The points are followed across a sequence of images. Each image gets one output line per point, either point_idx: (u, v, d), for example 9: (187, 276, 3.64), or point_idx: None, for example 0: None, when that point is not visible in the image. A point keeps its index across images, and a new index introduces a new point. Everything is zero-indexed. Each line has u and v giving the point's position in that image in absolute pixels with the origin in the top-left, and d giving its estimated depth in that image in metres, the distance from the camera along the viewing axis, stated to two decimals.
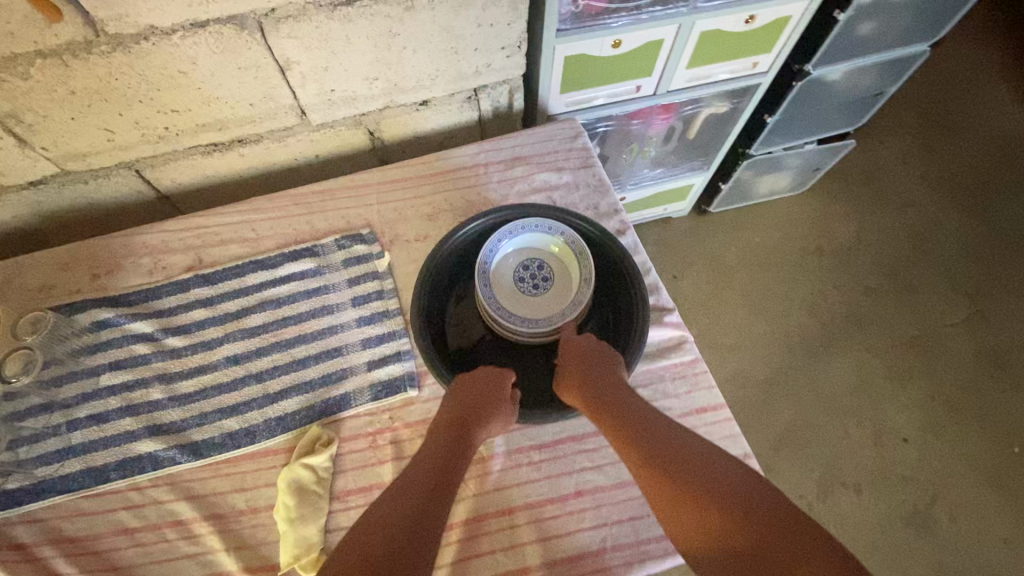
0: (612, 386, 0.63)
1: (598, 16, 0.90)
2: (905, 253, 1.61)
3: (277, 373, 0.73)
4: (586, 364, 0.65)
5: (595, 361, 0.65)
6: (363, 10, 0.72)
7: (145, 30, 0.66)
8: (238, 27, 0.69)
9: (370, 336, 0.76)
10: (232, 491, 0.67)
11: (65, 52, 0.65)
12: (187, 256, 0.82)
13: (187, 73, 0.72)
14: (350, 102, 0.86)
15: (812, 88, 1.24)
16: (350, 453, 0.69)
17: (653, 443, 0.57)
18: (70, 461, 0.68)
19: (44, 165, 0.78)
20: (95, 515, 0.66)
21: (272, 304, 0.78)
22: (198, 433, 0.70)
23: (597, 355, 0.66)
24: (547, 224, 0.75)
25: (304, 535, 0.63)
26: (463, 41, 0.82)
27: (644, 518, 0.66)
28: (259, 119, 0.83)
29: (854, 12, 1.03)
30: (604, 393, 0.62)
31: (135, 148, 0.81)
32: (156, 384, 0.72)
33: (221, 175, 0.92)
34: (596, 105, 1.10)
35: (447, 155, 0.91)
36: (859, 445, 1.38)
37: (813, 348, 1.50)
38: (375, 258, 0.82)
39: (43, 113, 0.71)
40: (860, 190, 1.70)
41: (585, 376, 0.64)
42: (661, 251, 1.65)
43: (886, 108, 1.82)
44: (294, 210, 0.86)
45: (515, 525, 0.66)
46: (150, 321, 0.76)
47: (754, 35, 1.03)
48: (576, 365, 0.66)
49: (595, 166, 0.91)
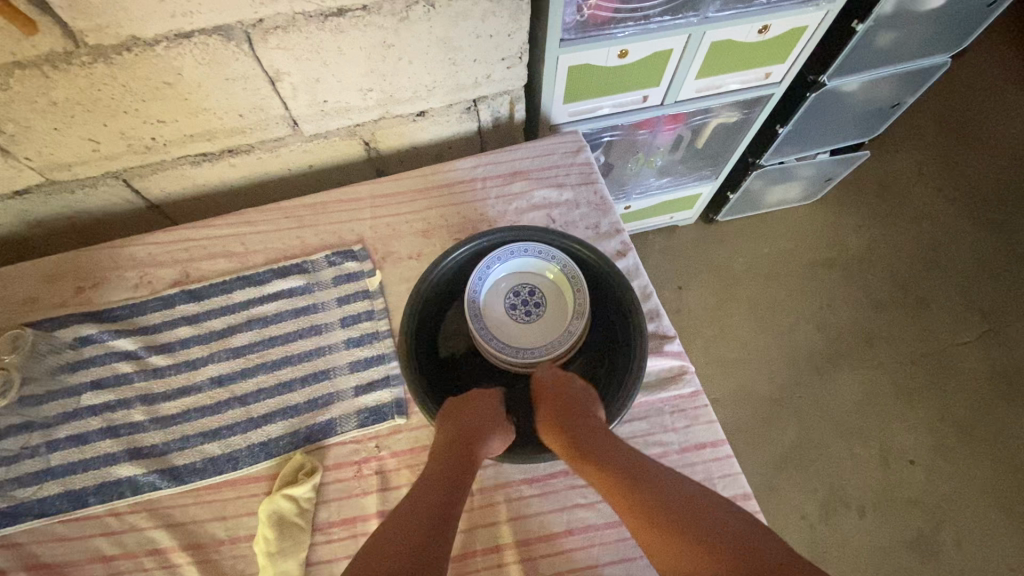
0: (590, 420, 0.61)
1: (603, 25, 0.86)
2: (918, 268, 1.57)
3: (261, 396, 0.71)
4: (564, 397, 0.63)
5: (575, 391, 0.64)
6: (355, 21, 0.69)
7: (127, 41, 0.63)
8: (224, 39, 0.66)
9: (358, 359, 0.73)
10: (212, 519, 0.65)
11: (44, 63, 0.62)
12: (174, 270, 0.80)
13: (172, 84, 0.70)
14: (343, 113, 0.83)
15: (827, 99, 1.19)
16: (334, 483, 0.67)
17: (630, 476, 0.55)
18: (48, 483, 0.66)
19: (28, 174, 0.76)
20: (72, 541, 0.64)
21: (259, 323, 0.76)
22: (180, 457, 0.68)
23: (576, 390, 0.64)
24: (540, 249, 0.73)
25: (284, 569, 0.61)
26: (461, 52, 0.79)
27: (637, 561, 0.63)
28: (249, 130, 0.81)
29: (873, 22, 0.99)
30: (582, 428, 0.60)
31: (121, 158, 0.79)
32: (138, 405, 0.70)
33: (212, 185, 0.90)
34: (601, 115, 1.06)
35: (444, 168, 0.88)
36: (864, 465, 1.35)
37: (820, 364, 1.46)
38: (366, 276, 0.79)
39: (26, 124, 0.69)
40: (873, 201, 1.66)
41: (561, 411, 0.62)
42: (666, 260, 1.61)
43: (903, 117, 1.77)
44: (285, 224, 0.84)
45: (503, 564, 0.63)
46: (134, 338, 0.74)
47: (767, 45, 0.98)
48: (552, 399, 0.63)
49: (597, 182, 0.88)
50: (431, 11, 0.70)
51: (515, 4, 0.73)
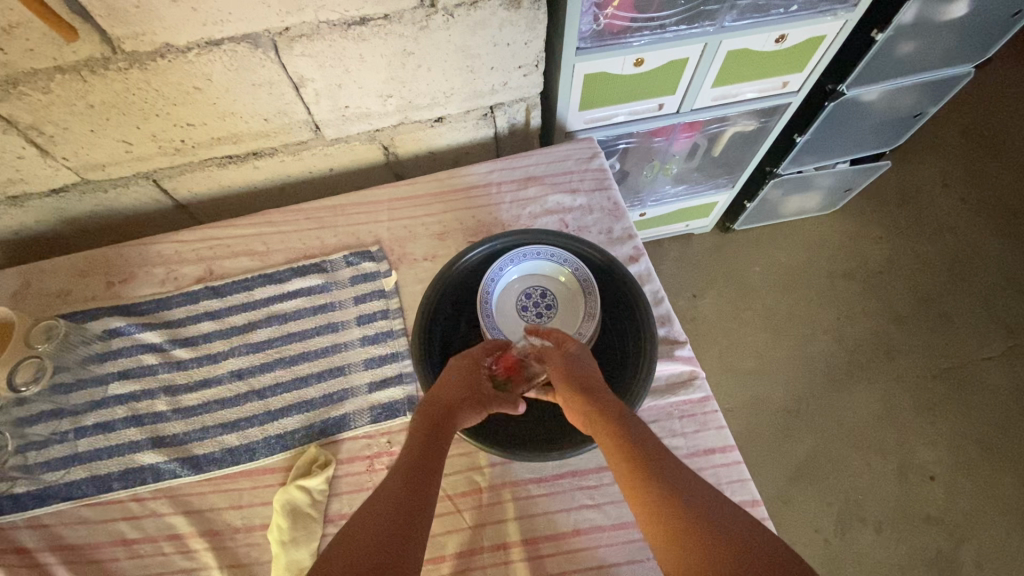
0: (606, 396, 0.60)
1: (620, 34, 0.87)
2: (941, 280, 1.54)
3: (279, 391, 0.73)
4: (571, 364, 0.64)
5: (582, 364, 0.64)
6: (377, 30, 0.71)
7: (161, 48, 0.66)
8: (252, 46, 0.69)
9: (372, 356, 0.75)
10: (229, 508, 0.67)
11: (83, 68, 0.66)
12: (199, 267, 0.83)
13: (202, 89, 0.73)
14: (364, 118, 0.85)
15: (846, 108, 1.18)
16: (346, 476, 0.68)
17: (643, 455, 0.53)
18: (75, 468, 0.69)
19: (66, 173, 0.80)
20: (95, 525, 0.67)
21: (277, 320, 0.78)
22: (199, 447, 0.70)
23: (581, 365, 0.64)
24: (552, 252, 0.75)
25: (296, 559, 0.63)
26: (478, 59, 0.80)
27: (644, 562, 0.63)
28: (274, 133, 0.84)
29: (893, 31, 0.98)
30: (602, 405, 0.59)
31: (153, 160, 0.82)
32: (162, 396, 0.73)
33: (236, 186, 0.93)
34: (616, 123, 1.07)
35: (459, 172, 0.90)
36: (881, 480, 1.32)
37: (837, 375, 1.44)
38: (382, 277, 0.81)
39: (63, 125, 0.73)
40: (895, 212, 1.63)
41: (575, 378, 0.62)
42: (681, 268, 1.61)
43: (927, 128, 1.74)
44: (305, 225, 0.86)
45: (510, 561, 0.64)
46: (159, 331, 0.77)
47: (784, 54, 0.98)
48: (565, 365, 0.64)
49: (611, 187, 0.89)
50: (450, 20, 0.72)
51: (530, 12, 0.75)
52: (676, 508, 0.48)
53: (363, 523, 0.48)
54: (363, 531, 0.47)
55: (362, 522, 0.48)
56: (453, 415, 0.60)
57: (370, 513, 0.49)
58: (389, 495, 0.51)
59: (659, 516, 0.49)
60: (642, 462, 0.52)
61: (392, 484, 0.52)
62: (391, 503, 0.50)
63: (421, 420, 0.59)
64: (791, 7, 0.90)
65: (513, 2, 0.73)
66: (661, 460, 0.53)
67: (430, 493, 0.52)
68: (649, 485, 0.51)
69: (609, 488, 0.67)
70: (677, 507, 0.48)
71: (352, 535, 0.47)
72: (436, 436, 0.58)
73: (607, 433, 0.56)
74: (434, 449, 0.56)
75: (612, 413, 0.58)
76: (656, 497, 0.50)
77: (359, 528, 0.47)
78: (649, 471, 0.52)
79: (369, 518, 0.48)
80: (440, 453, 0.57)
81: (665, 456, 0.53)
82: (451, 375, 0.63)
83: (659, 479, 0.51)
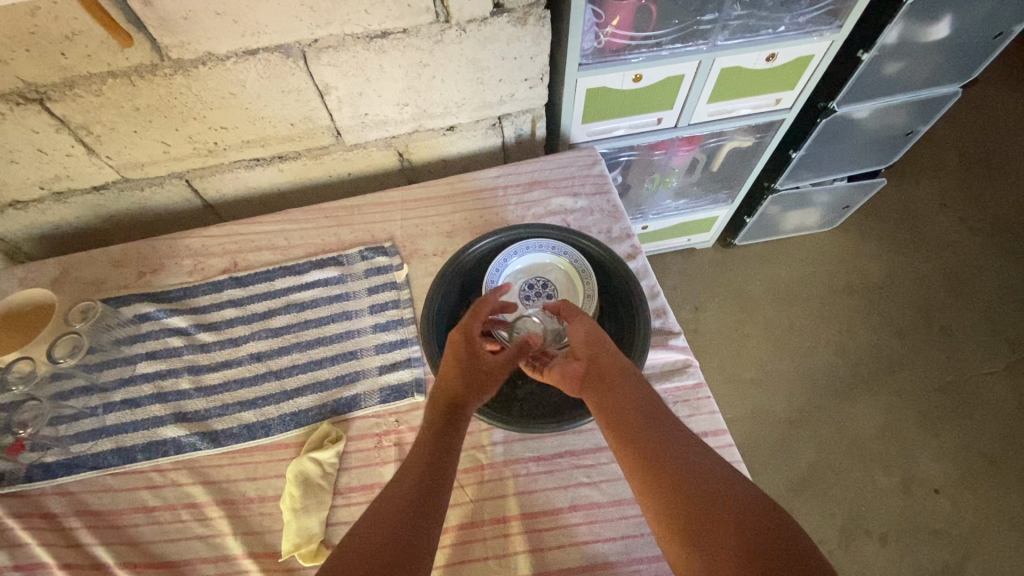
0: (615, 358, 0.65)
1: (619, 51, 0.94)
2: (941, 296, 1.56)
3: (295, 371, 0.78)
4: (594, 351, 0.66)
5: (602, 349, 0.67)
6: (396, 43, 0.78)
7: (203, 56, 0.74)
8: (283, 56, 0.76)
9: (383, 342, 0.80)
10: (244, 479, 0.71)
11: (133, 73, 0.74)
12: (224, 259, 0.89)
13: (236, 95, 0.80)
14: (381, 125, 0.92)
15: (839, 125, 1.24)
16: (356, 451, 0.72)
17: (654, 437, 0.57)
18: (102, 440, 0.74)
19: (108, 171, 0.88)
20: (119, 492, 0.71)
21: (296, 307, 0.83)
22: (218, 422, 0.75)
23: (603, 353, 0.66)
24: (551, 244, 0.81)
25: (306, 525, 0.66)
26: (487, 72, 0.88)
27: (639, 537, 0.66)
28: (298, 138, 0.91)
29: (878, 51, 1.04)
30: (620, 391, 0.62)
31: (187, 160, 0.89)
32: (185, 375, 0.78)
33: (260, 187, 1.00)
34: (616, 136, 1.13)
35: (468, 177, 0.96)
36: (887, 492, 1.32)
37: (840, 388, 1.45)
38: (394, 270, 0.86)
39: (110, 126, 0.80)
40: (894, 229, 1.67)
41: (597, 362, 0.66)
42: (684, 281, 1.65)
43: (923, 150, 1.79)
44: (324, 223, 0.92)
45: (509, 534, 0.67)
46: (184, 317, 0.83)
47: (775, 72, 1.04)
48: (588, 351, 0.67)
49: (609, 192, 0.94)
50: (462, 34, 0.80)
51: (536, 29, 0.82)
52: (673, 470, 0.54)
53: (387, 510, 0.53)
54: (374, 534, 0.50)
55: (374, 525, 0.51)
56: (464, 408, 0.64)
57: (383, 510, 0.53)
58: (400, 497, 0.54)
59: (653, 478, 0.54)
60: (651, 442, 0.57)
61: (404, 480, 0.56)
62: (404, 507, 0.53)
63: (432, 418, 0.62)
64: (780, 28, 0.97)
65: (520, 19, 0.80)
66: (669, 438, 0.57)
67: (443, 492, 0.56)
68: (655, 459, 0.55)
69: (606, 467, 0.70)
70: (679, 480, 0.53)
71: (362, 539, 0.50)
72: (449, 431, 0.61)
73: (620, 413, 0.60)
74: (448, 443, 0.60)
75: (626, 394, 0.62)
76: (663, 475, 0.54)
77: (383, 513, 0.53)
78: (660, 450, 0.56)
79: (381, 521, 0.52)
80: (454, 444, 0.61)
81: (678, 437, 0.57)
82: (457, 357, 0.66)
83: (658, 445, 0.56)
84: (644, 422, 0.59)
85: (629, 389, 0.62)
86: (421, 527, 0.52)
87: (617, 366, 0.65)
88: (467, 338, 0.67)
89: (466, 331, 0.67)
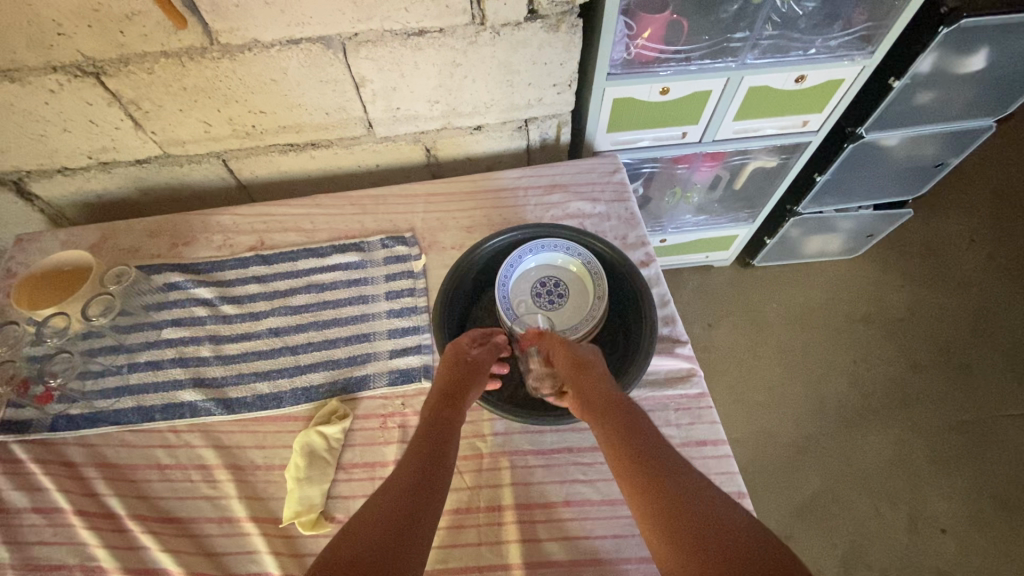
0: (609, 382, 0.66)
1: (648, 64, 0.96)
2: (963, 333, 1.53)
3: (309, 349, 0.81)
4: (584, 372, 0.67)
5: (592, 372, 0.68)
6: (432, 41, 0.82)
7: (250, 42, 0.78)
8: (324, 47, 0.80)
9: (396, 328, 0.82)
10: (253, 447, 0.74)
11: (184, 55, 0.78)
12: (252, 238, 0.93)
13: (277, 81, 0.84)
14: (411, 120, 0.96)
15: (866, 151, 1.24)
16: (360, 430, 0.74)
17: (648, 454, 0.57)
18: (124, 398, 0.78)
19: (151, 146, 0.92)
20: (136, 448, 0.74)
21: (315, 288, 0.87)
22: (234, 390, 0.78)
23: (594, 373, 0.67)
24: (566, 245, 0.83)
25: (308, 495, 0.69)
26: (518, 75, 0.90)
27: (629, 538, 0.66)
28: (332, 127, 0.94)
29: (910, 80, 1.04)
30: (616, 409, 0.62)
31: (225, 141, 0.94)
32: (207, 343, 0.82)
33: (292, 172, 1.04)
34: (640, 147, 1.14)
35: (492, 176, 0.98)
36: (891, 527, 1.29)
37: (850, 418, 1.43)
38: (413, 259, 0.89)
39: (158, 104, 0.85)
40: (919, 262, 1.65)
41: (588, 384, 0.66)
42: (700, 297, 1.65)
43: (954, 184, 1.76)
44: (349, 210, 0.96)
45: (502, 522, 0.68)
46: (211, 289, 0.87)
47: (803, 94, 1.05)
48: (581, 373, 0.67)
49: (628, 200, 0.96)
50: (496, 37, 0.83)
51: (567, 36, 0.84)
52: (661, 490, 0.53)
53: (385, 499, 0.54)
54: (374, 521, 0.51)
55: (368, 520, 0.51)
56: (456, 409, 0.66)
57: (383, 498, 0.54)
58: (394, 491, 0.54)
59: (645, 494, 0.54)
60: (645, 459, 0.56)
61: (404, 473, 0.57)
62: (398, 499, 0.53)
63: (427, 421, 0.64)
64: (810, 50, 0.97)
65: (552, 25, 0.82)
66: (661, 454, 0.57)
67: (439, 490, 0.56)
68: (648, 474, 0.55)
69: (603, 467, 0.71)
70: (670, 498, 0.53)
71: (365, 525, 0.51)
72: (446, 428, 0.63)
73: (613, 430, 0.60)
74: (449, 442, 0.62)
75: (619, 411, 0.62)
76: (654, 491, 0.54)
77: (382, 501, 0.53)
78: (651, 466, 0.56)
79: (375, 514, 0.52)
80: (452, 443, 0.61)
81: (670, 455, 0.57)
82: (449, 366, 0.70)
83: (648, 464, 0.56)
84: (638, 439, 0.59)
85: (624, 408, 0.63)
86: (420, 517, 0.52)
87: (611, 387, 0.66)
88: (456, 351, 0.71)
89: (458, 346, 0.71)
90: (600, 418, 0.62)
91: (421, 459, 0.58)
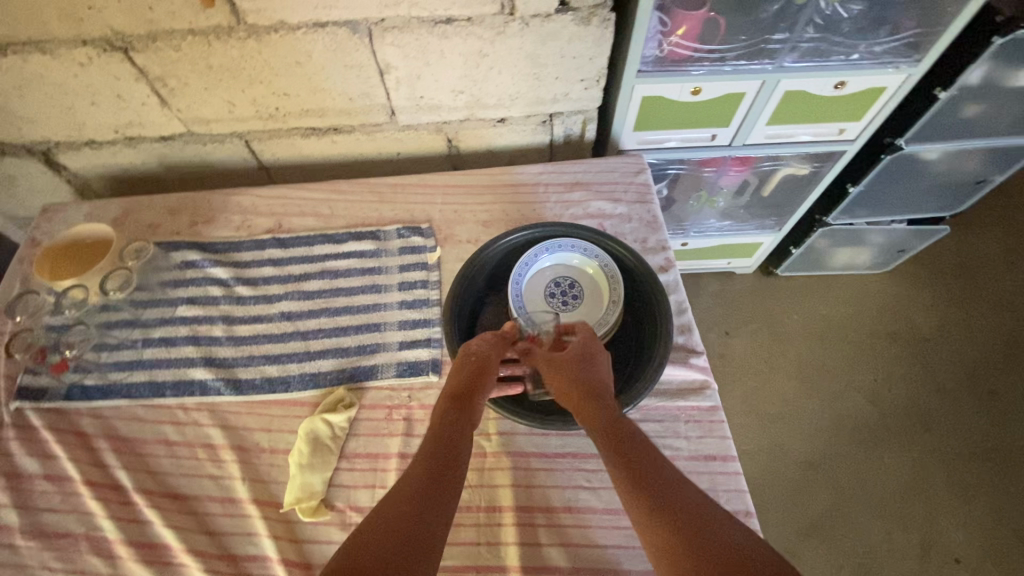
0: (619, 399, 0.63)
1: (681, 62, 0.92)
2: (994, 358, 1.47)
3: (320, 335, 0.81)
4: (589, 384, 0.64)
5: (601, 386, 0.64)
6: (459, 30, 0.80)
7: (277, 23, 0.78)
8: (351, 32, 0.79)
9: (407, 319, 0.82)
10: (259, 429, 0.75)
11: (211, 33, 0.78)
12: (270, 220, 0.93)
13: (302, 64, 0.84)
14: (434, 109, 0.94)
15: (904, 164, 1.18)
16: (366, 420, 0.74)
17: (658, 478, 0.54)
18: (137, 372, 0.79)
19: (176, 124, 0.93)
20: (146, 423, 0.75)
21: (329, 274, 0.86)
22: (243, 371, 0.79)
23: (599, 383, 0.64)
24: (584, 246, 0.81)
25: (309, 482, 0.69)
26: (545, 69, 0.88)
27: (629, 549, 0.65)
28: (355, 113, 0.94)
29: (958, 91, 0.99)
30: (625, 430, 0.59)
31: (248, 122, 0.94)
32: (220, 323, 0.82)
33: (313, 157, 1.04)
34: (668, 147, 1.11)
35: (513, 171, 0.97)
36: (902, 552, 1.25)
37: (866, 437, 1.39)
38: (427, 251, 0.88)
39: (184, 81, 0.85)
40: (952, 281, 1.58)
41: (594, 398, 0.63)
42: (719, 304, 1.61)
43: (996, 202, 1.69)
44: (367, 197, 0.95)
45: (502, 524, 0.68)
46: (226, 269, 0.87)
47: (842, 101, 1.01)
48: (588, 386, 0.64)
49: (651, 202, 0.93)
50: (525, 28, 0.81)
51: (598, 31, 0.82)
52: (670, 514, 0.51)
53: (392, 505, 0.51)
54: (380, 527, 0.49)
55: (375, 525, 0.49)
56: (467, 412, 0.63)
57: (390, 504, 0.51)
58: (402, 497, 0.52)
59: (657, 519, 0.51)
60: (655, 483, 0.53)
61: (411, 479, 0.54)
62: (406, 505, 0.51)
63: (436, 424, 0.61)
64: (853, 56, 0.93)
65: (584, 18, 0.80)
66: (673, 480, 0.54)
67: (449, 498, 0.54)
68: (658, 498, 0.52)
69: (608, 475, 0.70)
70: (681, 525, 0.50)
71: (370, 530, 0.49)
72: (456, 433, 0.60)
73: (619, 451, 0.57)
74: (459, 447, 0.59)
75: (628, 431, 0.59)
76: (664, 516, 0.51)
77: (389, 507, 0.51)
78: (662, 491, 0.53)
79: (382, 520, 0.50)
80: (462, 446, 0.59)
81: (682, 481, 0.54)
82: (459, 366, 0.67)
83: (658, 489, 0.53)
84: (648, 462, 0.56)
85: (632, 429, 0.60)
86: (427, 525, 0.50)
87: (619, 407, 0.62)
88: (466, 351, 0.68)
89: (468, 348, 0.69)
90: (605, 437, 0.59)
91: (430, 465, 0.56)
